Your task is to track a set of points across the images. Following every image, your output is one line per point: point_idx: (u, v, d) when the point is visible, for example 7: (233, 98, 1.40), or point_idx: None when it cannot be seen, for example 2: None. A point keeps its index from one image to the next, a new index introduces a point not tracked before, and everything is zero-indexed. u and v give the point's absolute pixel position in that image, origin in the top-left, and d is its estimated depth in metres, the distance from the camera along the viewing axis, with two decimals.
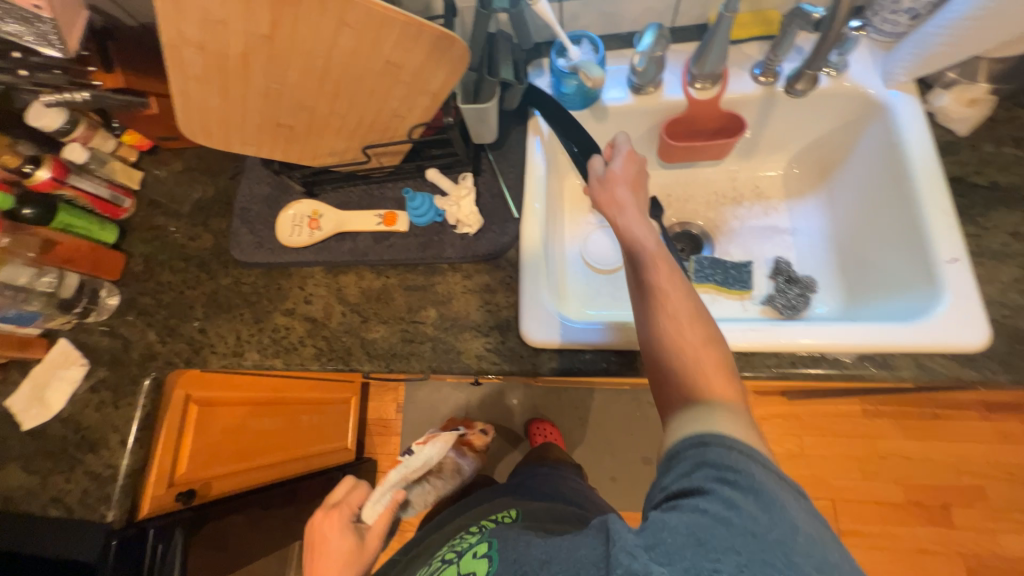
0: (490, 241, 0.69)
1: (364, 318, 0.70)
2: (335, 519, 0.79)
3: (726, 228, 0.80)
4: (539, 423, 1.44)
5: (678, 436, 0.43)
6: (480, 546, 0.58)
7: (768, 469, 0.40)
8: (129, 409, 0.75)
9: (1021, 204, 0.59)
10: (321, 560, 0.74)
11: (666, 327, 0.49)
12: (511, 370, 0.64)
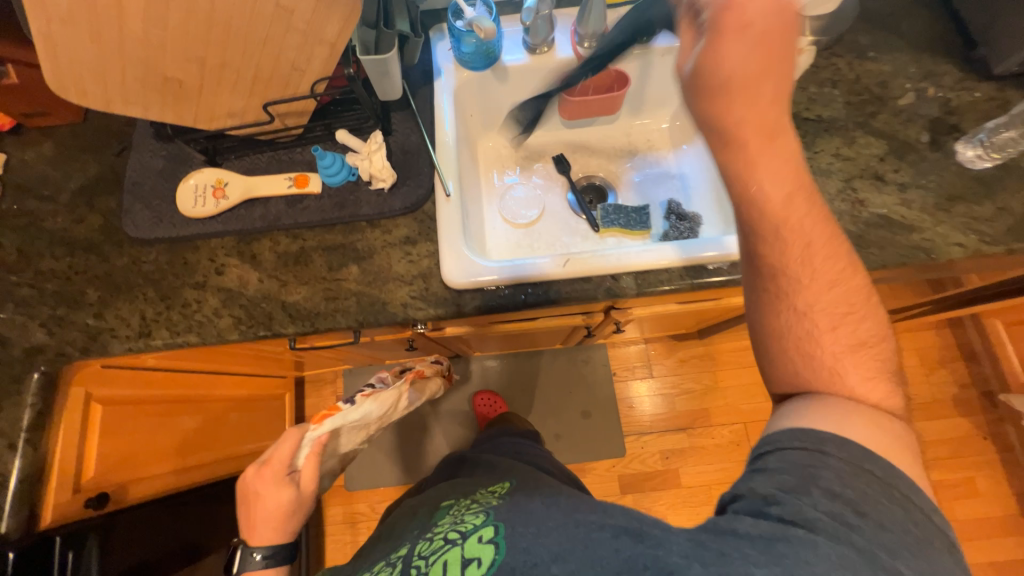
0: (404, 196, 0.71)
1: (283, 283, 0.70)
2: (263, 477, 0.65)
3: (625, 178, 0.93)
4: (483, 394, 1.48)
5: (792, 436, 0.43)
6: (485, 530, 0.51)
7: (890, 480, 0.40)
8: (17, 410, 0.68)
9: (851, 132, 0.73)
10: (260, 513, 0.66)
11: (787, 290, 0.46)
12: (435, 314, 0.68)
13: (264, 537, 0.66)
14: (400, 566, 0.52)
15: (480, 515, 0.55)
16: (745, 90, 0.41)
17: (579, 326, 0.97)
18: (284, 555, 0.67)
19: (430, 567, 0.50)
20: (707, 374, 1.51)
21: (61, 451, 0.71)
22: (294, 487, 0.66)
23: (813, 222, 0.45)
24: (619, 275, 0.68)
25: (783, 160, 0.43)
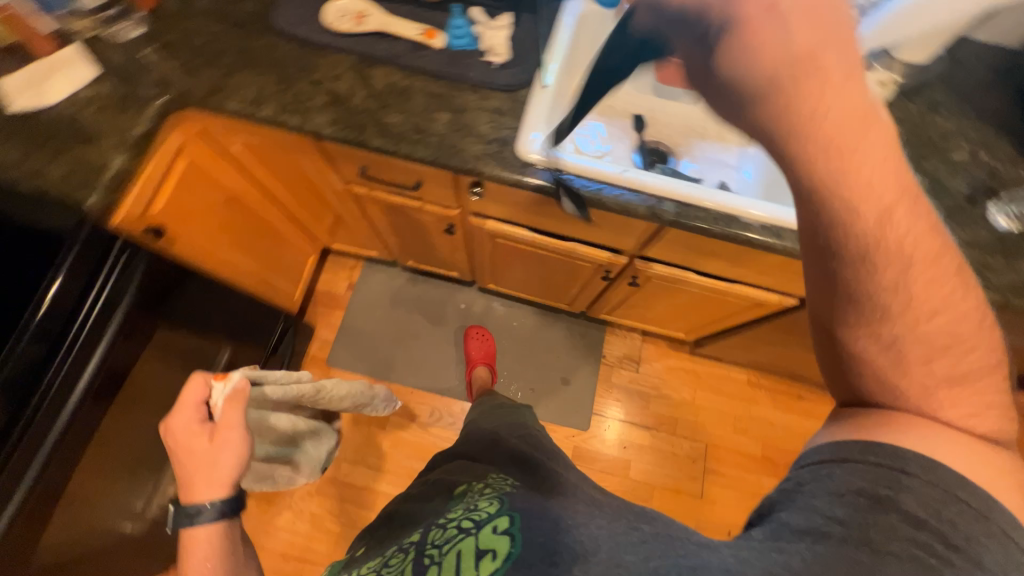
0: (508, 74, 0.81)
1: (383, 107, 0.80)
2: (172, 430, 0.62)
3: (690, 151, 1.01)
4: (478, 329, 1.55)
5: (856, 443, 0.39)
6: (501, 521, 0.52)
7: (986, 511, 0.35)
8: (134, 120, 0.79)
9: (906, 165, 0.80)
10: (185, 468, 0.61)
11: (873, 313, 0.36)
12: (498, 175, 0.77)
13: (198, 488, 0.58)
14: (414, 550, 0.53)
15: (493, 504, 0.56)
16: (806, 80, 0.29)
17: (599, 266, 1.05)
18: (228, 504, 0.58)
19: (442, 557, 0.50)
20: (687, 388, 1.57)
21: (150, 169, 0.81)
22: (207, 437, 0.62)
23: (914, 234, 0.33)
24: (662, 200, 0.76)
25: (866, 152, 0.30)
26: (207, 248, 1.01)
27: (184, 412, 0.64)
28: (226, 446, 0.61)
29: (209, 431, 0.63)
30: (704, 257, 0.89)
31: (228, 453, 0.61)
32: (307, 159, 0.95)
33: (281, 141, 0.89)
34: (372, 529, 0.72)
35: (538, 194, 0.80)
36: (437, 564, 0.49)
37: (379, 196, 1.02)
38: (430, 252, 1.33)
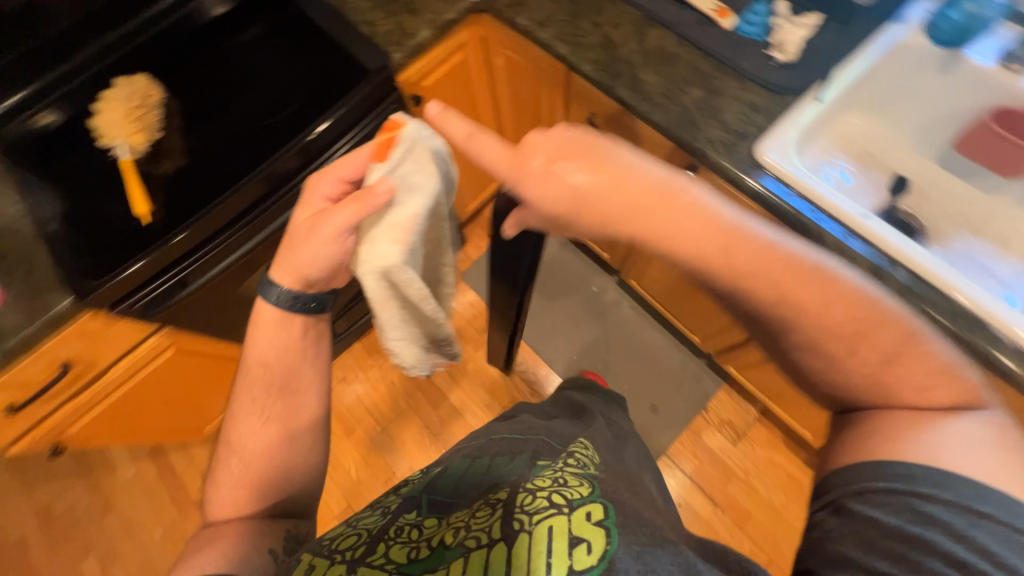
0: (784, 76, 0.77)
1: (645, 64, 0.82)
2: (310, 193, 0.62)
3: (948, 241, 0.84)
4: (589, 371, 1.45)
5: (850, 467, 0.51)
6: (596, 509, 0.51)
7: (968, 484, 0.46)
8: (447, 7, 0.95)
9: None
10: (290, 236, 0.62)
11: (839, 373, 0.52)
12: (721, 166, 0.74)
13: (280, 268, 0.62)
14: (503, 510, 0.52)
15: (585, 487, 0.55)
16: (694, 236, 0.46)
17: None
18: (295, 297, 0.63)
19: (531, 529, 0.49)
20: (778, 492, 1.37)
21: (438, 51, 1.00)
22: (315, 215, 0.60)
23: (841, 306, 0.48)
24: (895, 266, 0.66)
25: (748, 254, 0.47)
26: None
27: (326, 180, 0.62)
28: (318, 237, 0.58)
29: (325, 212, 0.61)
30: None
31: (312, 247, 0.58)
32: (548, 91, 1.04)
33: (539, 67, 0.99)
34: (456, 461, 0.71)
35: (752, 202, 0.75)
36: (528, 535, 0.49)
37: None
38: None
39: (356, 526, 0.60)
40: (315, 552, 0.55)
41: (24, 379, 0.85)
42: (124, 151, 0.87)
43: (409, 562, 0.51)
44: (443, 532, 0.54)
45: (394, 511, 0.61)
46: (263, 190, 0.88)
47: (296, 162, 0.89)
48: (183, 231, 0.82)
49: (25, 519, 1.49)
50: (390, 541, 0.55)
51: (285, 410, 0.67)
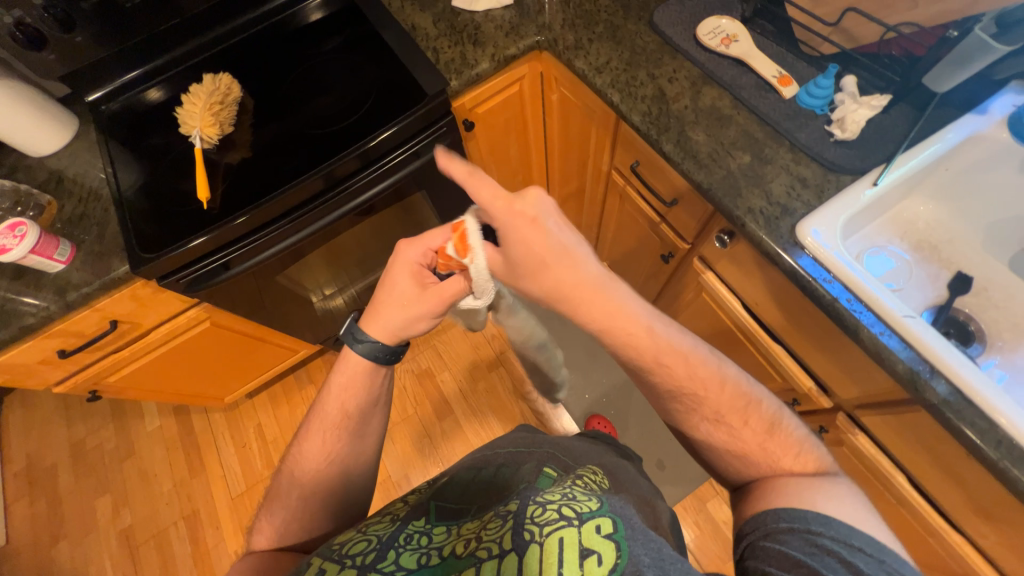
0: (839, 154, 0.74)
1: (695, 121, 0.81)
2: (404, 256, 0.61)
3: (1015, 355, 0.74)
4: (597, 419, 1.43)
5: (757, 524, 0.50)
6: (604, 520, 0.45)
7: (875, 551, 0.45)
8: (510, 43, 0.98)
9: None
10: (386, 294, 0.63)
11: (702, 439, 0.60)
12: (758, 237, 0.72)
13: (378, 325, 0.62)
14: (513, 522, 0.45)
15: (594, 499, 0.48)
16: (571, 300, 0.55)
17: (788, 389, 0.90)
18: (391, 352, 0.63)
19: (542, 541, 0.42)
20: None
21: (494, 83, 1.03)
22: (419, 284, 0.62)
23: (678, 380, 0.58)
24: (937, 377, 0.60)
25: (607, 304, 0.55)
26: (484, 157, 1.22)
27: (416, 246, 0.62)
28: (429, 305, 0.61)
29: (424, 279, 0.62)
30: (937, 472, 0.68)
31: (418, 311, 0.61)
32: (597, 132, 1.05)
33: (591, 108, 1.00)
34: (461, 473, 0.65)
35: (787, 279, 0.71)
36: (538, 548, 0.42)
37: (630, 193, 1.07)
38: (629, 266, 1.33)
39: (366, 531, 0.51)
40: (326, 556, 0.48)
41: (76, 329, 0.94)
42: (197, 139, 0.94)
43: (420, 567, 0.45)
44: (454, 543, 0.48)
45: (399, 518, 0.54)
46: (322, 185, 0.93)
47: (353, 166, 0.94)
48: (244, 214, 0.89)
49: (60, 449, 1.63)
50: (397, 549, 0.47)
51: (321, 435, 0.63)
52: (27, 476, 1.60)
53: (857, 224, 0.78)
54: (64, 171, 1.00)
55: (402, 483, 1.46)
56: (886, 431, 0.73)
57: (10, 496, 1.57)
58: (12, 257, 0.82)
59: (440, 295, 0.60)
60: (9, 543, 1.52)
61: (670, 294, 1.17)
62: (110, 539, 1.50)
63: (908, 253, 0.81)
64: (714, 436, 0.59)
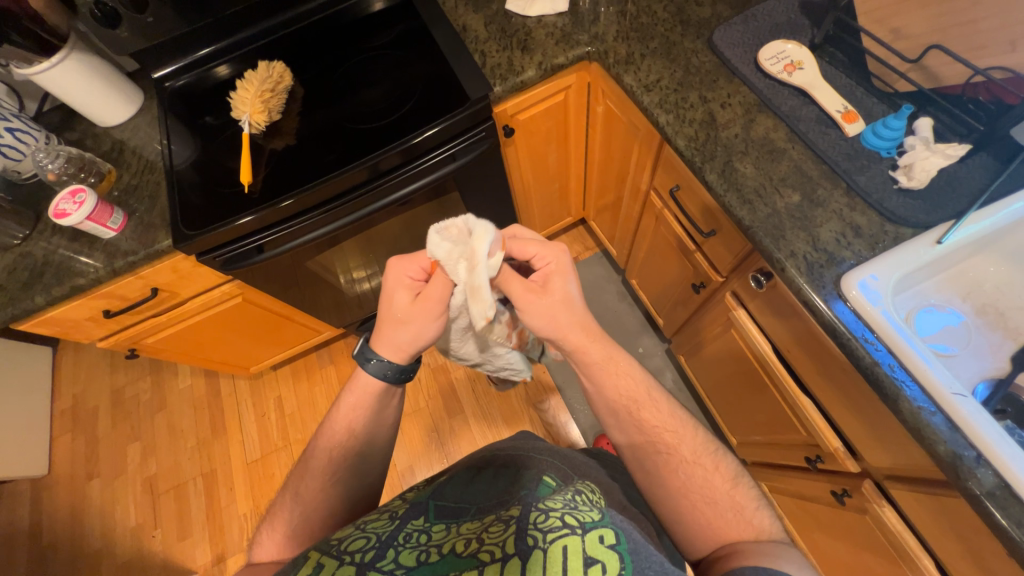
0: (901, 204, 0.68)
1: (744, 152, 0.77)
2: (394, 274, 0.64)
3: None
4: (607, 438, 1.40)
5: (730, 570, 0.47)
6: (608, 531, 0.42)
7: None
8: (560, 52, 0.96)
9: None
10: (384, 314, 0.65)
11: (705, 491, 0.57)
12: (797, 283, 0.67)
13: (386, 342, 0.64)
14: (515, 528, 0.44)
15: (596, 510, 0.46)
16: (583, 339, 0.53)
17: (812, 442, 0.85)
18: (399, 370, 0.65)
19: (545, 548, 0.40)
20: None
21: (539, 91, 1.02)
22: (412, 295, 0.64)
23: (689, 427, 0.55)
24: (983, 465, 0.54)
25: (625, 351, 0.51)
26: (522, 163, 1.21)
27: (408, 263, 0.64)
28: (426, 314, 0.63)
29: (419, 292, 0.64)
30: (969, 564, 0.62)
31: (419, 324, 0.64)
32: (639, 151, 1.01)
33: (636, 126, 0.97)
34: (460, 472, 0.63)
35: (824, 331, 0.66)
36: (542, 555, 0.40)
37: (666, 216, 1.03)
38: (658, 288, 1.29)
39: (364, 528, 0.48)
40: (324, 551, 0.45)
41: (120, 293, 1.00)
42: (246, 125, 0.97)
43: (419, 565, 0.42)
44: (453, 540, 0.45)
45: (397, 516, 0.51)
46: (365, 176, 0.95)
47: (395, 161, 0.95)
48: (290, 198, 0.91)
49: (103, 394, 1.76)
50: (396, 547, 0.45)
51: (323, 430, 0.65)
52: (72, 414, 1.74)
53: (913, 279, 0.71)
54: (126, 142, 1.06)
55: (406, 473, 1.48)
56: (916, 508, 0.67)
57: (56, 431, 1.71)
58: (70, 222, 0.87)
59: (431, 298, 0.62)
60: (50, 473, 1.66)
61: (698, 323, 1.12)
62: (136, 483, 1.61)
63: (968, 317, 0.73)
64: (715, 494, 0.57)
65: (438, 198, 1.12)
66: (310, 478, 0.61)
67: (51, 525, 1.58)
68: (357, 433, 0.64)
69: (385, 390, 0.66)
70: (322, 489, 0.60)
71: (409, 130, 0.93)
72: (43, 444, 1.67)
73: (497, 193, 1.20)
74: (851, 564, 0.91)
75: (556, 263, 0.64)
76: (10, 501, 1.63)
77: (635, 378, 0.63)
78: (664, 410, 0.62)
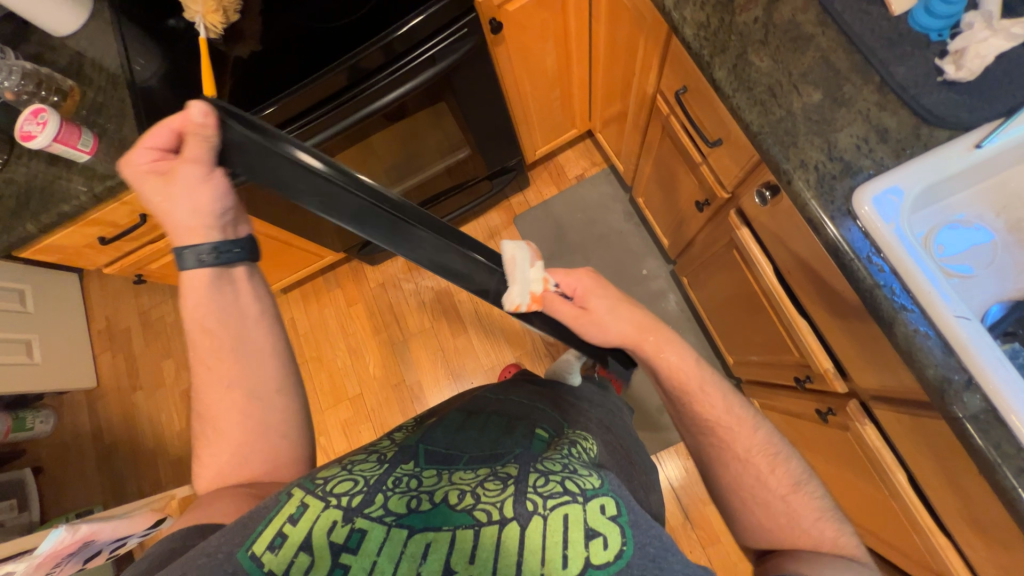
0: (941, 100, 0.58)
1: (764, 41, 0.65)
2: (129, 172, 0.57)
3: None
4: None
5: None
6: (609, 501, 0.43)
7: None
8: None
9: None
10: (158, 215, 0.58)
11: (721, 445, 0.60)
12: (803, 198, 0.60)
13: (182, 234, 0.57)
14: (514, 489, 0.44)
15: (596, 473, 0.46)
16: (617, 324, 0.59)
17: (804, 365, 0.84)
18: (215, 249, 0.58)
19: (545, 515, 0.41)
20: None
21: None
22: (163, 177, 0.57)
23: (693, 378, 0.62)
24: (972, 393, 0.52)
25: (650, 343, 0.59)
26: (517, 67, 1.09)
27: (134, 154, 0.57)
28: (186, 185, 0.56)
29: (166, 172, 0.57)
30: (938, 477, 0.63)
31: (187, 197, 0.56)
32: (644, 44, 0.88)
33: (642, 12, 0.83)
34: (451, 415, 0.62)
35: (826, 252, 0.61)
36: (542, 521, 0.41)
37: (672, 124, 0.92)
38: (664, 207, 1.21)
39: (351, 470, 0.48)
40: (309, 489, 0.45)
41: (110, 219, 1.00)
42: (201, 28, 0.83)
43: (409, 513, 0.42)
44: (446, 489, 0.45)
45: (386, 459, 0.50)
46: (344, 81, 0.87)
47: (377, 61, 0.86)
48: (271, 106, 0.85)
49: (131, 317, 1.87)
50: (385, 492, 0.44)
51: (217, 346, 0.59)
52: (108, 334, 1.87)
53: (944, 190, 0.63)
54: (84, 53, 0.98)
55: (415, 387, 1.57)
56: (896, 427, 0.67)
57: (96, 349, 1.86)
58: (39, 145, 0.84)
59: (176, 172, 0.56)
60: (100, 385, 1.83)
61: (701, 243, 1.06)
62: (175, 394, 1.77)
63: (998, 235, 0.66)
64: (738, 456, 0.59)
65: (428, 108, 1.06)
66: (204, 372, 0.59)
67: (109, 427, 1.79)
68: (216, 314, 0.58)
69: (222, 278, 0.59)
70: (224, 384, 0.58)
71: (388, 22, 0.83)
72: (88, 360, 1.82)
73: (489, 101, 1.09)
74: (829, 474, 0.95)
75: (585, 282, 0.63)
76: (71, 407, 1.83)
77: (690, 369, 0.63)
78: (721, 402, 0.61)
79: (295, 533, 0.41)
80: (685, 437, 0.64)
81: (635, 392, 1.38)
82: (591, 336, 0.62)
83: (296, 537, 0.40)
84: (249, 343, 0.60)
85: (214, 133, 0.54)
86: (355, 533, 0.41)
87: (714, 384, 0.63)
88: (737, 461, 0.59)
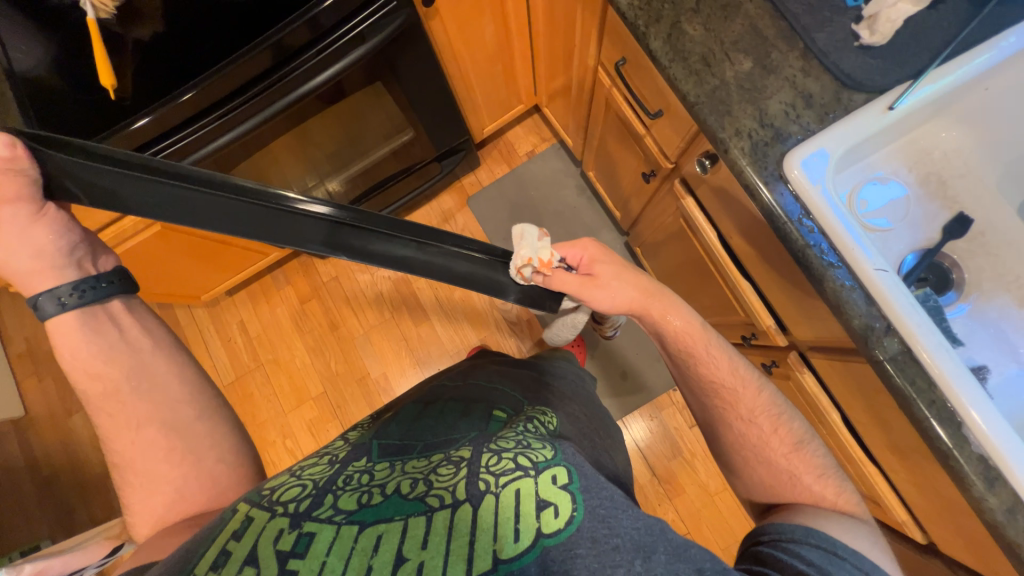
0: (858, 64, 0.61)
1: (695, 10, 0.66)
2: None
3: (993, 297, 0.68)
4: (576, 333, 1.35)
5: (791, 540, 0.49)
6: (560, 471, 0.44)
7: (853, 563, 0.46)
8: None
9: None
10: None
11: (726, 406, 0.63)
12: (739, 165, 0.62)
13: (30, 281, 0.53)
14: (467, 471, 0.45)
15: (548, 446, 0.48)
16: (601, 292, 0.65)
17: (749, 323, 0.89)
18: (72, 287, 0.53)
19: (498, 493, 0.42)
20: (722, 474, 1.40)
21: None
22: None
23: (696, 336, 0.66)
24: (891, 336, 0.57)
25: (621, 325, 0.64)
26: (455, 41, 1.04)
27: None
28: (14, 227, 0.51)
29: None
30: (867, 414, 0.69)
31: (20, 239, 0.52)
32: (582, 15, 0.86)
33: None
34: (407, 408, 0.62)
35: (761, 215, 0.64)
36: (495, 498, 0.41)
37: (615, 97, 0.92)
38: (614, 180, 1.22)
39: (300, 476, 0.48)
40: (254, 503, 0.43)
41: None
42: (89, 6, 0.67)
43: (360, 509, 0.42)
44: (398, 480, 0.45)
45: (338, 460, 0.50)
46: (267, 62, 0.79)
47: (301, 38, 0.79)
48: (190, 91, 0.76)
49: None
50: (335, 492, 0.44)
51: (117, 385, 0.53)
52: (31, 356, 1.69)
53: (863, 150, 0.67)
54: None
55: (381, 380, 1.54)
56: (831, 374, 0.73)
57: (19, 373, 1.68)
58: None
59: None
60: (29, 413, 1.67)
61: (651, 214, 1.09)
62: None
63: (911, 190, 0.72)
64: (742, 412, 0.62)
65: (365, 89, 0.99)
66: (106, 419, 0.53)
67: (46, 456, 1.65)
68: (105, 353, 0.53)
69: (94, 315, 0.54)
70: (134, 421, 0.53)
71: None
72: (10, 387, 1.65)
73: (428, 79, 1.04)
74: None
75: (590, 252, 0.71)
76: None
77: (695, 332, 0.66)
78: (725, 362, 0.64)
79: (238, 549, 0.38)
80: (693, 400, 0.67)
81: (599, 362, 1.43)
82: (601, 301, 0.68)
83: (240, 552, 0.38)
84: (158, 375, 0.55)
85: (28, 164, 0.51)
86: (302, 538, 0.39)
87: (718, 346, 0.66)
88: (738, 419, 0.62)
